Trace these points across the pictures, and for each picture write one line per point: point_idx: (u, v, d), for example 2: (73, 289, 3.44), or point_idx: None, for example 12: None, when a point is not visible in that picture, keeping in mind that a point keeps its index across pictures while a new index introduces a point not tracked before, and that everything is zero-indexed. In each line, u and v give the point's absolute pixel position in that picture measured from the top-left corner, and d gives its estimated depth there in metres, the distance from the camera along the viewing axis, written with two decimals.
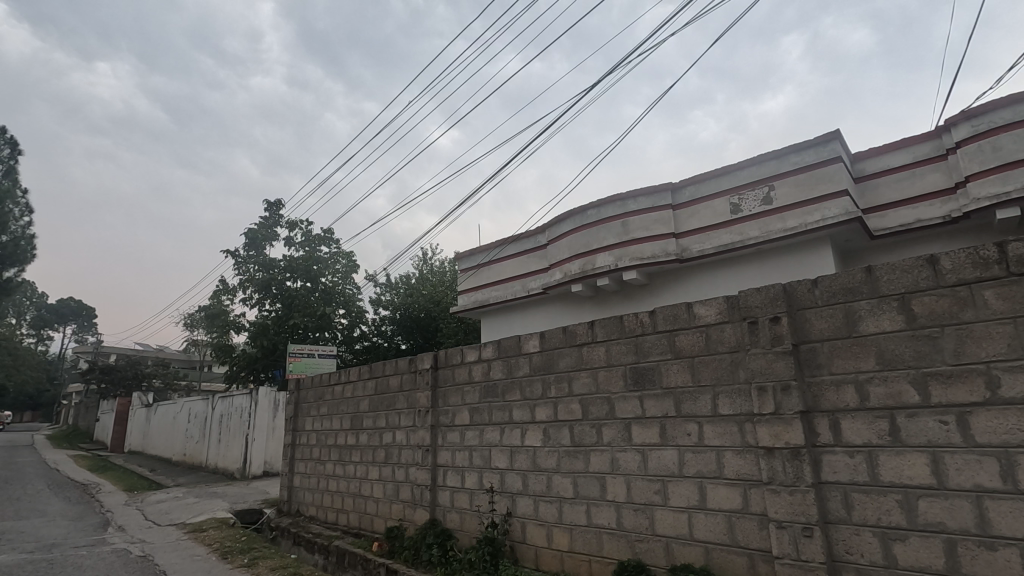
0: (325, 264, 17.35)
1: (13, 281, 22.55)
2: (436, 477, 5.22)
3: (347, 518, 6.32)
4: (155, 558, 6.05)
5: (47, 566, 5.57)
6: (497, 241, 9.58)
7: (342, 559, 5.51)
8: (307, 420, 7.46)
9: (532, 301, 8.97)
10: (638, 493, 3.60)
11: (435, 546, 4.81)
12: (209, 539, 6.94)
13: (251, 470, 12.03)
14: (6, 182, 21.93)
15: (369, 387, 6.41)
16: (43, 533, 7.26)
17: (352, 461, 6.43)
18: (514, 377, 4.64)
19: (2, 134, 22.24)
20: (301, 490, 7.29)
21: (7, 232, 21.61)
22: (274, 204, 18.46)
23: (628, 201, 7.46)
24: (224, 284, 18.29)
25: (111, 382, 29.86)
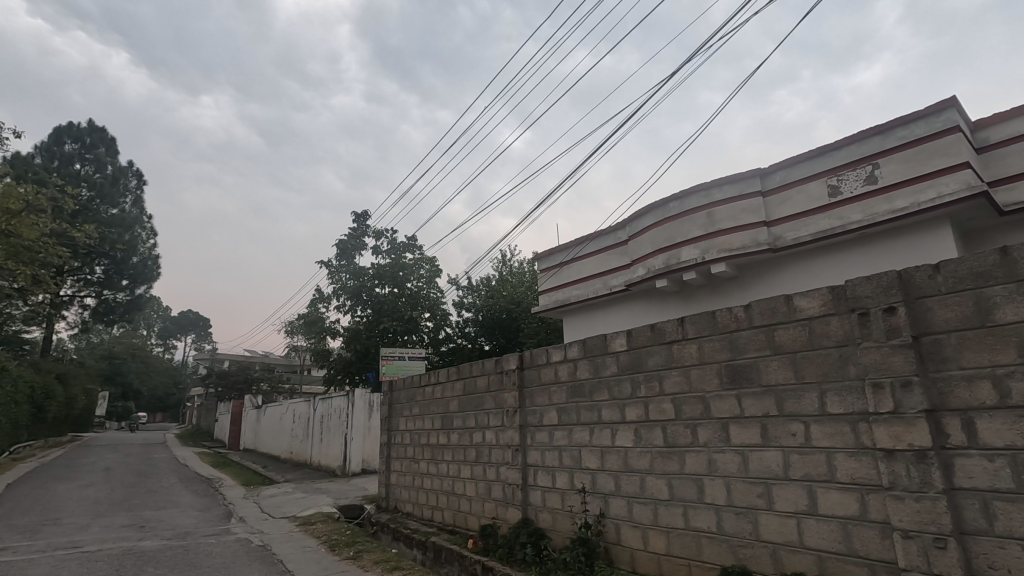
0: (410, 270, 18.06)
1: (143, 297, 25.41)
2: (526, 477, 5.27)
3: (442, 515, 6.53)
4: (272, 547, 6.57)
5: (182, 552, 6.23)
6: (577, 239, 9.53)
7: (439, 555, 5.70)
8: (401, 420, 7.79)
9: (615, 299, 8.83)
10: (739, 496, 3.43)
11: (529, 545, 4.85)
12: (318, 532, 7.43)
13: (351, 468, 12.72)
14: (135, 210, 24.78)
15: (457, 388, 6.60)
16: (179, 522, 8.12)
17: (445, 460, 6.63)
18: (601, 376, 4.59)
19: (130, 167, 25.17)
20: (398, 488, 7.62)
21: (137, 253, 24.39)
22: (361, 216, 19.49)
23: (713, 190, 7.15)
24: (320, 292, 19.52)
25: (226, 385, 32.87)
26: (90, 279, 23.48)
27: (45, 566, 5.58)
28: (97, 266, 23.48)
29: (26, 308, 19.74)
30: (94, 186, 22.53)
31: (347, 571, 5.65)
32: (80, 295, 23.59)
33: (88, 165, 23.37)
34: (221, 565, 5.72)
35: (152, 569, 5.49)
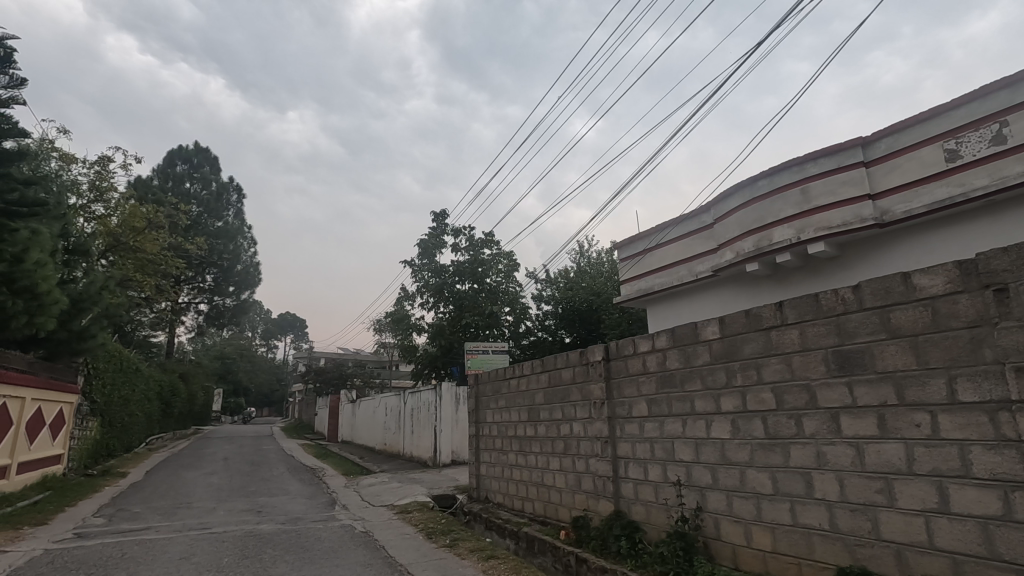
0: (489, 266, 18.34)
1: (248, 301, 27.74)
2: (617, 469, 5.19)
3: (532, 506, 6.59)
4: (374, 534, 6.93)
5: (295, 536, 6.74)
6: (658, 226, 9.25)
7: (532, 545, 5.76)
8: (488, 412, 7.93)
9: (702, 285, 8.49)
10: (854, 492, 3.18)
11: (624, 537, 4.77)
12: (415, 520, 7.76)
13: (441, 459, 13.16)
14: (238, 222, 27.09)
15: (542, 380, 6.62)
16: (290, 508, 8.80)
17: (533, 452, 6.68)
18: (693, 366, 4.43)
19: (231, 183, 27.50)
20: (488, 478, 7.77)
21: (241, 262, 26.74)
22: (439, 215, 19.99)
23: (807, 164, 6.66)
24: (404, 291, 20.30)
25: (323, 381, 35.18)
26: (202, 286, 25.80)
27: (181, 544, 6.25)
28: (208, 275, 25.77)
29: (152, 315, 22.08)
30: (202, 202, 24.82)
31: (445, 558, 5.84)
32: (195, 302, 26.01)
33: (196, 183, 25.53)
34: (330, 548, 6.13)
35: (270, 550, 5.99)
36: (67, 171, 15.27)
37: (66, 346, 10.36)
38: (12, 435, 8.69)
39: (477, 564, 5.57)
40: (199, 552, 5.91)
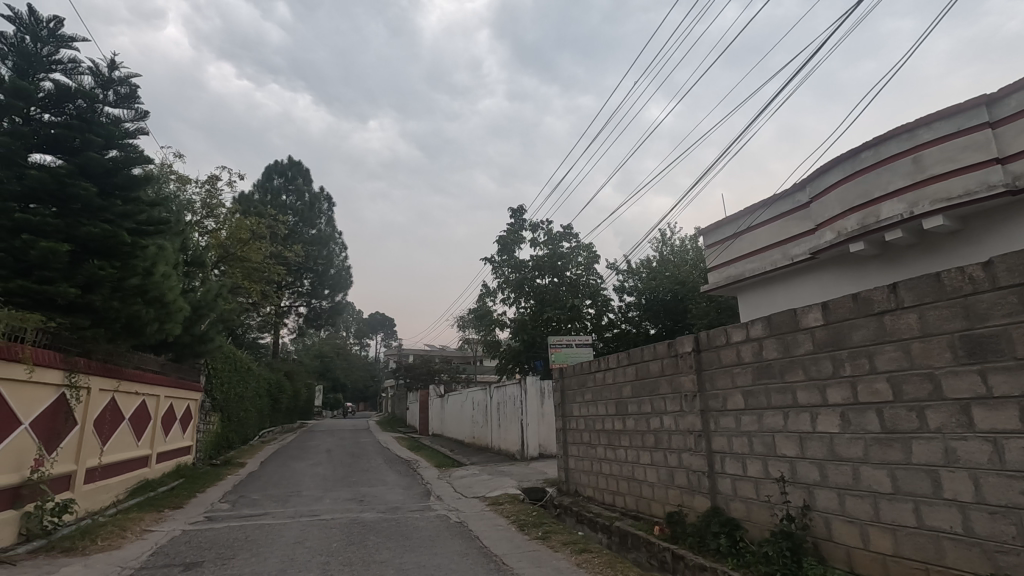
0: (568, 259, 18.25)
1: (341, 303, 29.52)
2: (713, 464, 4.99)
3: (624, 501, 6.48)
4: (468, 524, 7.13)
5: (394, 524, 7.08)
6: (747, 208, 8.75)
7: (625, 540, 5.68)
8: (574, 406, 7.90)
9: (800, 269, 7.94)
10: (993, 493, 2.85)
11: (723, 535, 4.57)
12: (506, 511, 7.90)
13: (529, 452, 13.30)
14: (329, 229, 28.86)
15: (629, 373, 6.51)
16: (389, 498, 9.27)
17: (623, 446, 6.58)
18: (793, 356, 4.16)
19: (321, 192, 29.35)
20: (577, 472, 7.74)
21: (333, 266, 28.55)
22: (517, 211, 20.13)
23: (918, 130, 6.03)
24: (486, 287, 20.66)
25: (413, 376, 36.72)
26: (301, 291, 27.73)
27: (295, 529, 6.77)
28: (306, 279, 27.73)
29: (260, 318, 24.03)
30: (298, 212, 26.66)
31: (538, 550, 5.89)
32: (296, 305, 28.00)
33: (292, 194, 27.41)
34: (427, 537, 6.39)
35: (373, 538, 6.34)
36: (183, 191, 16.92)
37: (189, 348, 11.52)
38: (151, 429, 9.80)
39: (571, 557, 5.57)
40: (312, 537, 6.37)
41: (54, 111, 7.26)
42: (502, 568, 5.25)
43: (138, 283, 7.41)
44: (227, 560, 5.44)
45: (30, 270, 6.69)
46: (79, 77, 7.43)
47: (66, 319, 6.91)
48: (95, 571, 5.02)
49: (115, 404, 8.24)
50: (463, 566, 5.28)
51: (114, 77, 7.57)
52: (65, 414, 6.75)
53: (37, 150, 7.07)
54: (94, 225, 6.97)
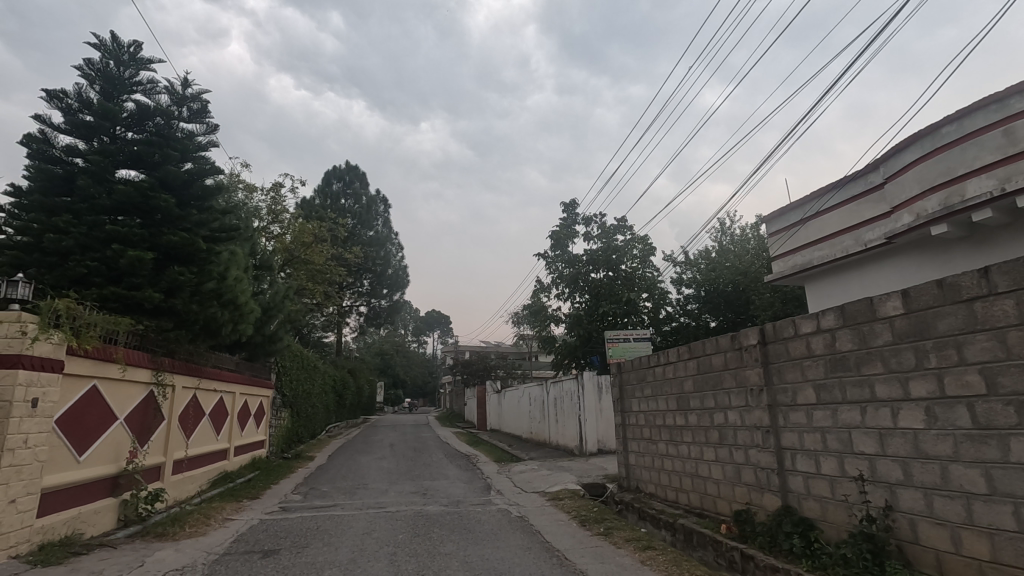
0: (623, 252, 17.95)
1: (399, 302, 30.34)
2: (783, 461, 4.78)
3: (688, 498, 6.32)
4: (530, 519, 7.17)
5: (457, 517, 7.22)
6: (815, 192, 8.31)
7: (691, 538, 5.54)
8: (634, 402, 7.78)
9: (874, 255, 7.47)
10: None
11: (796, 535, 4.37)
12: (567, 507, 7.88)
13: (588, 447, 13.21)
14: (386, 230, 29.71)
15: (691, 367, 6.34)
16: (451, 492, 9.46)
17: (685, 442, 6.42)
18: (870, 347, 3.93)
19: (378, 195, 30.25)
20: (638, 468, 7.62)
21: (391, 266, 29.38)
22: (569, 205, 19.99)
23: (1008, 100, 5.55)
24: (540, 283, 20.64)
25: (470, 372, 37.28)
26: (361, 291, 28.71)
27: (362, 520, 7.03)
28: (365, 279, 28.66)
29: (323, 318, 25.07)
30: (356, 215, 27.58)
31: (601, 546, 5.85)
32: (357, 305, 29.01)
33: (349, 199, 28.15)
34: (490, 531, 6.49)
35: (438, 530, 6.50)
36: (251, 199, 17.85)
37: (261, 348, 12.17)
38: (229, 424, 10.42)
39: (635, 554, 5.48)
40: (379, 528, 6.60)
41: (136, 129, 7.84)
42: (565, 563, 5.25)
43: (213, 286, 7.94)
44: (301, 548, 5.72)
45: (120, 277, 7.25)
46: (157, 96, 7.97)
47: (152, 321, 7.43)
48: (185, 555, 5.41)
49: (196, 401, 8.81)
50: (526, 559, 5.32)
51: (187, 95, 8.08)
52: (154, 410, 7.29)
53: (123, 166, 7.63)
54: (174, 233, 7.47)
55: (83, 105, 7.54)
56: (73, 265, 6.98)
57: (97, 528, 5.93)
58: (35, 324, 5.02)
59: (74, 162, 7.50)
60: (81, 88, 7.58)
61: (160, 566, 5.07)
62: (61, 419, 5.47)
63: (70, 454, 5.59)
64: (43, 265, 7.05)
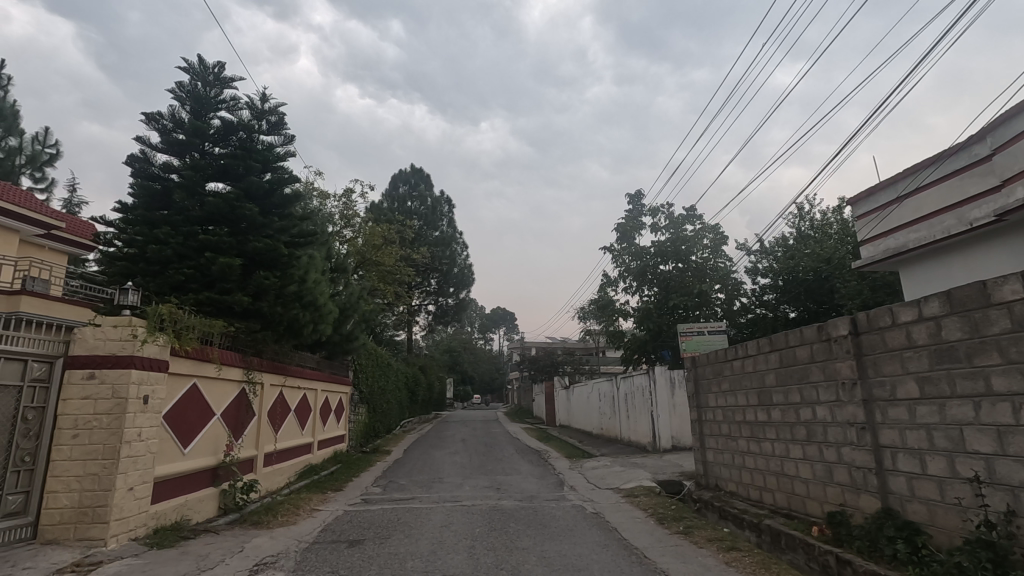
0: (693, 242, 17.34)
1: (466, 299, 30.87)
2: (882, 460, 4.44)
3: (773, 498, 6.00)
4: (606, 516, 7.06)
5: (532, 512, 7.26)
6: (909, 169, 7.66)
7: (778, 540, 5.25)
8: (710, 397, 7.50)
9: (982, 234, 6.80)
10: None
11: (900, 540, 4.04)
12: (643, 504, 7.70)
13: (661, 444, 12.88)
14: (451, 229, 30.29)
15: (773, 360, 6.02)
16: (524, 487, 9.50)
17: (769, 439, 6.10)
18: (985, 336, 3.57)
19: (442, 195, 30.88)
20: (717, 466, 7.31)
21: (456, 264, 29.94)
22: (635, 196, 19.52)
23: None
24: (606, 277, 20.31)
25: (537, 368, 37.41)
26: (429, 289, 29.43)
27: (440, 513, 7.21)
28: (433, 279, 29.36)
29: (394, 317, 25.91)
30: (422, 216, 28.27)
31: (682, 545, 5.67)
32: (425, 304, 29.82)
33: (415, 201, 28.75)
34: (566, 527, 6.47)
35: (514, 524, 6.55)
36: (325, 206, 18.72)
37: (339, 346, 12.75)
38: (312, 419, 10.99)
39: (719, 555, 5.27)
40: (457, 521, 6.73)
41: (223, 144, 8.43)
42: (644, 561, 5.13)
43: (295, 289, 8.37)
44: (384, 539, 5.94)
45: (213, 283, 7.82)
46: (240, 111, 8.50)
47: (243, 323, 7.93)
48: (279, 543, 5.75)
49: (283, 398, 9.34)
50: (605, 556, 5.26)
51: (266, 108, 8.55)
52: (246, 406, 7.79)
53: (212, 179, 8.21)
54: (259, 240, 7.96)
55: (176, 124, 8.20)
56: (173, 273, 7.60)
57: (201, 515, 6.43)
58: (144, 327, 5.50)
59: (170, 177, 8.17)
60: (174, 109, 8.24)
61: (258, 552, 5.42)
62: (168, 415, 5.96)
63: (176, 447, 6.07)
64: (148, 274, 7.73)
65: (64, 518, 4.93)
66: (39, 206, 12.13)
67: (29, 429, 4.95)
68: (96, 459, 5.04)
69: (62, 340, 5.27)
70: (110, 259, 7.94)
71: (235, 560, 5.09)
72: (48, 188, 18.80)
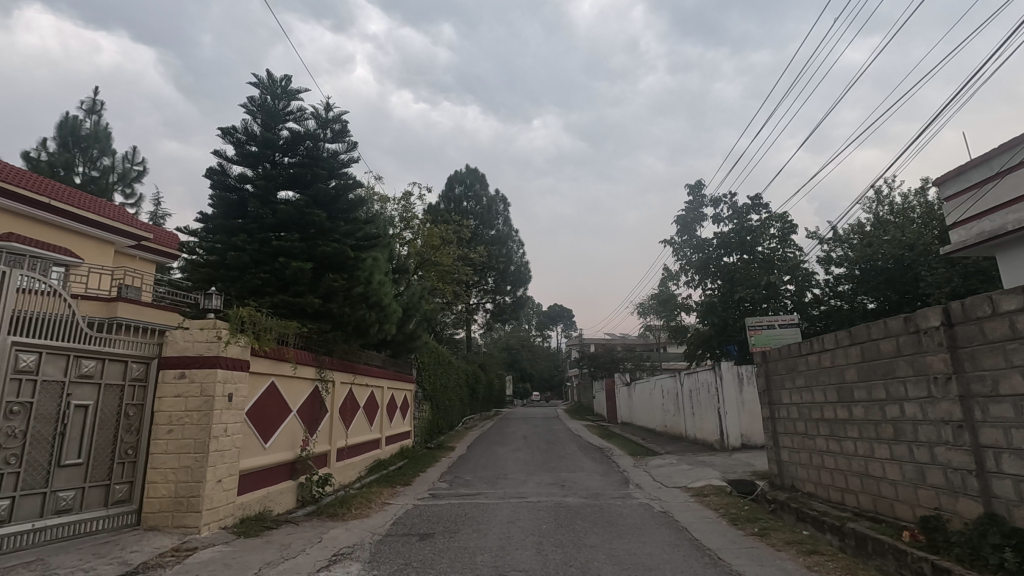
0: (759, 233, 16.62)
1: (523, 298, 31.01)
2: (983, 461, 4.10)
3: (857, 500, 5.66)
4: (675, 515, 6.90)
5: (598, 510, 7.19)
6: (1006, 143, 7.01)
7: (865, 545, 4.94)
8: (784, 394, 7.15)
9: None
10: None
11: (1008, 549, 3.71)
12: (714, 504, 7.46)
13: (730, 442, 12.43)
14: (507, 228, 30.48)
15: (854, 354, 5.68)
16: (588, 484, 9.44)
17: (851, 438, 5.76)
18: None
19: (497, 194, 31.12)
20: (793, 465, 6.97)
21: (513, 263, 30.10)
22: (696, 187, 18.89)
23: None
24: (667, 271, 19.81)
25: (597, 365, 37.09)
26: (487, 288, 29.75)
27: (506, 509, 7.28)
28: (490, 278, 29.65)
29: (453, 316, 26.39)
30: (478, 216, 28.58)
31: (758, 547, 5.44)
32: (483, 302, 30.15)
33: (471, 201, 29.12)
34: (634, 525, 6.37)
35: (580, 522, 6.52)
36: (385, 209, 19.28)
37: (403, 345, 13.12)
38: (379, 416, 11.37)
39: (799, 559, 5.03)
40: (523, 518, 6.77)
41: (291, 153, 8.84)
42: (719, 563, 4.96)
43: (362, 291, 8.67)
44: (453, 533, 6.05)
45: (287, 287, 8.23)
46: (306, 121, 8.88)
47: (314, 324, 8.29)
48: (354, 535, 5.99)
49: (352, 396, 9.70)
50: (676, 556, 5.14)
51: (329, 117, 8.88)
52: (320, 403, 8.15)
53: (283, 187, 8.64)
54: (327, 244, 8.31)
55: (249, 137, 8.67)
56: (250, 278, 8.06)
57: (282, 506, 6.79)
58: (227, 329, 5.85)
59: (245, 188, 8.66)
60: (247, 122, 8.71)
61: (335, 543, 5.67)
62: (251, 412, 6.33)
63: (258, 442, 6.44)
64: (228, 279, 8.22)
65: (163, 506, 5.34)
66: (129, 220, 13.16)
67: (131, 424, 5.39)
68: (188, 453, 5.42)
69: (156, 342, 5.70)
70: (194, 266, 8.50)
71: (314, 550, 5.34)
72: (136, 203, 20.36)
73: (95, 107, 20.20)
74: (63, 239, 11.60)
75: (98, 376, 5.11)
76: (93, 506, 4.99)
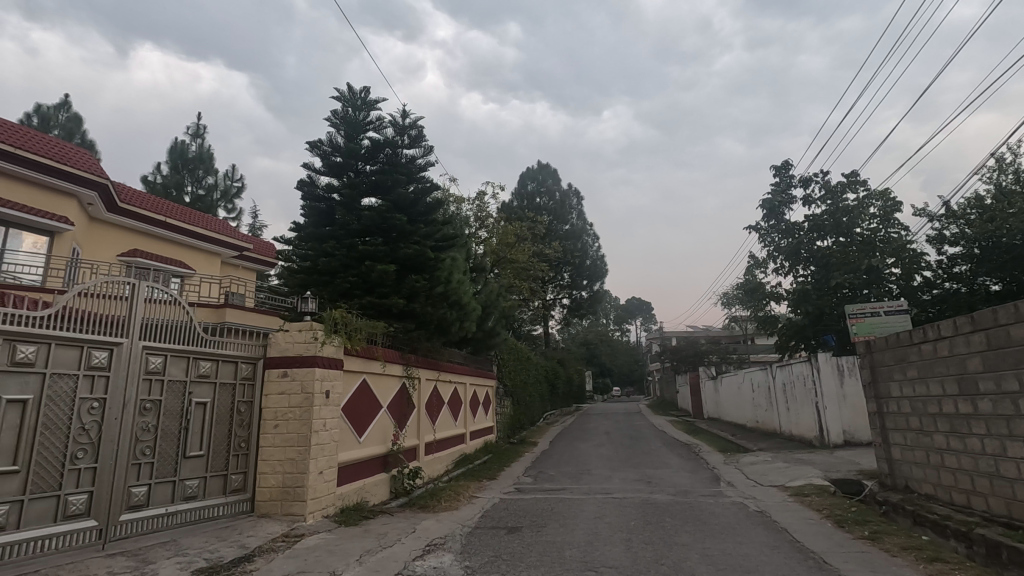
0: (857, 212, 15.36)
1: (600, 292, 30.59)
2: None
3: (985, 503, 5.10)
4: (772, 515, 6.55)
5: (688, 508, 6.98)
6: None
7: (998, 553, 4.45)
8: (893, 386, 6.57)
9: None
10: None
11: None
12: (816, 504, 7.00)
13: (831, 439, 11.62)
14: (581, 221, 30.17)
15: (978, 342, 5.11)
16: (677, 481, 9.17)
17: (976, 434, 5.20)
18: None
19: (569, 189, 30.89)
20: (906, 464, 6.39)
21: (588, 257, 29.76)
22: (783, 167, 17.77)
23: None
24: (753, 258, 18.80)
25: (680, 359, 35.90)
26: (563, 284, 29.64)
27: (592, 505, 7.24)
28: (566, 273, 29.51)
29: (530, 312, 26.50)
30: (551, 211, 28.50)
31: (870, 552, 5.04)
32: (560, 298, 30.05)
33: (544, 197, 29.11)
34: (727, 524, 6.12)
35: (670, 519, 6.35)
36: (461, 209, 19.71)
37: (483, 342, 13.35)
38: (463, 411, 11.65)
39: (918, 566, 4.60)
40: (609, 514, 6.69)
41: (372, 161, 9.25)
42: (824, 566, 4.66)
43: (443, 290, 8.93)
44: (540, 528, 6.10)
45: (373, 289, 8.63)
46: (385, 129, 9.26)
47: (400, 323, 8.63)
48: (445, 526, 6.19)
49: (437, 392, 10.02)
50: (776, 558, 4.88)
51: (406, 124, 9.20)
52: (408, 399, 8.48)
53: (366, 194, 9.06)
54: (408, 247, 8.63)
55: (334, 148, 9.16)
56: (340, 282, 8.53)
57: (377, 497, 7.15)
58: (322, 330, 6.22)
59: (332, 197, 9.17)
60: (331, 135, 9.21)
61: (428, 533, 5.89)
62: (346, 408, 6.70)
63: (353, 436, 6.80)
64: (320, 284, 8.74)
65: (273, 495, 5.78)
66: (232, 232, 14.35)
67: (243, 419, 5.86)
68: (293, 446, 5.83)
69: (261, 344, 6.16)
70: (290, 273, 9.11)
71: (409, 540, 5.58)
72: (237, 216, 22.12)
73: (200, 131, 22.17)
74: (178, 252, 12.86)
75: (213, 376, 5.61)
76: (214, 493, 5.49)
